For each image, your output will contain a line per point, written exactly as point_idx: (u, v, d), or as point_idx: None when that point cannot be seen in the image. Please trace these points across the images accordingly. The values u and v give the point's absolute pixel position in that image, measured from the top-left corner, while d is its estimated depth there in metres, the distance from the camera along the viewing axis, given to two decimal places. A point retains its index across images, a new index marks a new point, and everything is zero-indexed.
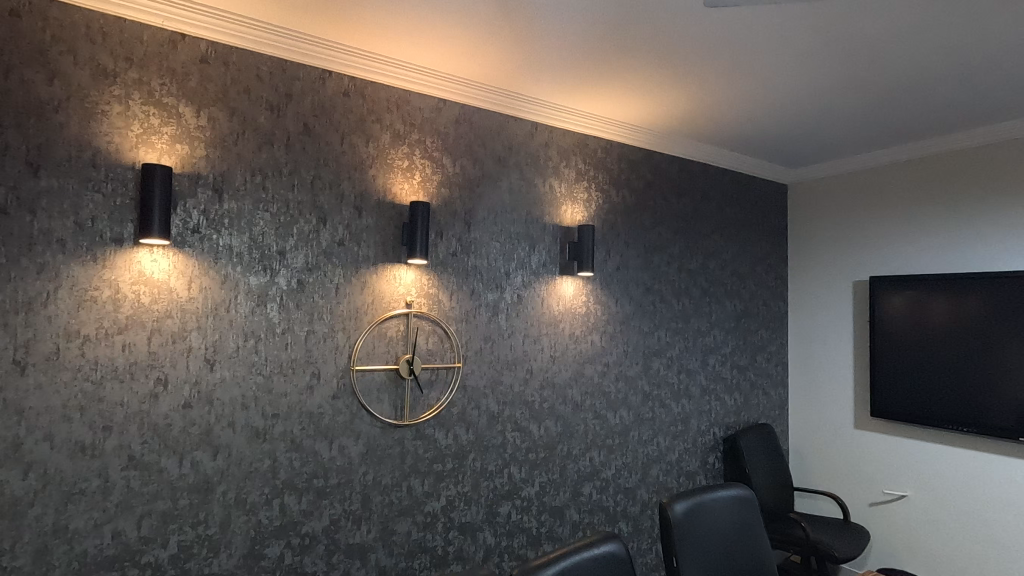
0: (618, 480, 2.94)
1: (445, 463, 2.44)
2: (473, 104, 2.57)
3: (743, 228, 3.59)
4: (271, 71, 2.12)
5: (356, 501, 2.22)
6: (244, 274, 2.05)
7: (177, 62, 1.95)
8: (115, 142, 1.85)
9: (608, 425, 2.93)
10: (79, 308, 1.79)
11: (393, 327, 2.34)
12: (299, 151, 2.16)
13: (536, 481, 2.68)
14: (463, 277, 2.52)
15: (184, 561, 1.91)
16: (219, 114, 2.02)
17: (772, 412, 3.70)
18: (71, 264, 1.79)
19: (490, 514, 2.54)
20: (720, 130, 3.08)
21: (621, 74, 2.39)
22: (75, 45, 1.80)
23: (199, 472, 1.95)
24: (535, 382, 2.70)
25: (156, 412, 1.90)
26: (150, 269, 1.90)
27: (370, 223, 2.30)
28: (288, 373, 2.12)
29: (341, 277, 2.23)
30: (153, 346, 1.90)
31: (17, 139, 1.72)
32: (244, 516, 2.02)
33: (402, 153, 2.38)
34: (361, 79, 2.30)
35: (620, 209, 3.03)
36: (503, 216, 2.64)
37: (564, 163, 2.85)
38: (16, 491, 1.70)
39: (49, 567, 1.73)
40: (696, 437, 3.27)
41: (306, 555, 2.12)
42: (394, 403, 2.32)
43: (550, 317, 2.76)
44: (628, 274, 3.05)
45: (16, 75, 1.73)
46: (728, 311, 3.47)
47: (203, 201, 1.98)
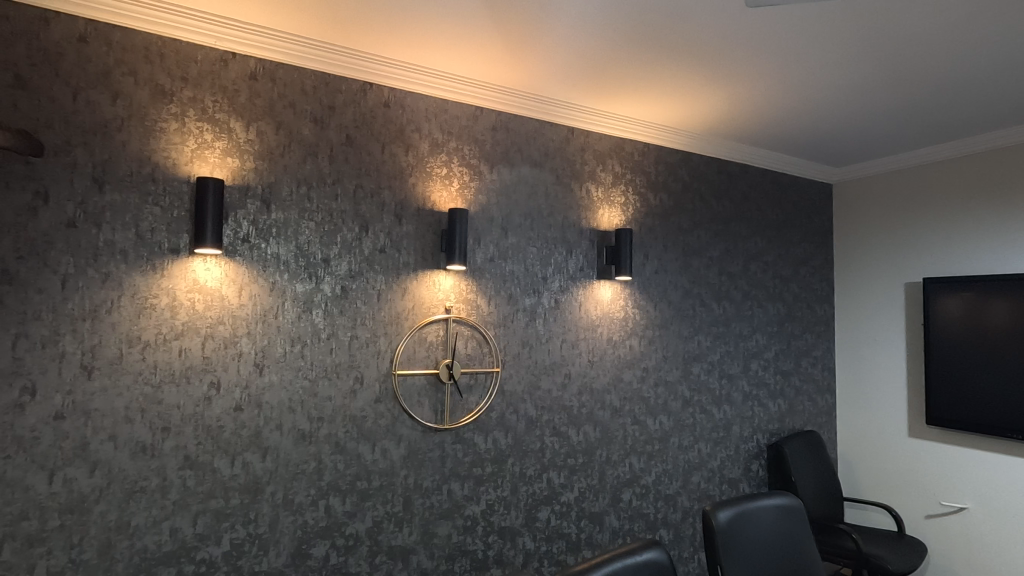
0: (658, 486, 2.90)
1: (485, 467, 2.45)
2: (510, 111, 2.60)
3: (786, 229, 3.49)
4: (315, 84, 2.19)
5: (398, 503, 2.27)
6: (291, 281, 2.12)
7: (228, 80, 2.05)
8: (172, 157, 1.95)
9: (648, 431, 2.89)
10: (140, 315, 1.90)
11: (432, 332, 2.37)
12: (342, 161, 2.23)
13: (575, 486, 2.67)
14: (501, 283, 2.54)
15: (236, 558, 1.99)
16: (267, 128, 2.10)
17: (819, 418, 3.58)
18: (133, 273, 1.89)
19: (529, 519, 2.54)
20: (762, 130, 3.01)
21: (658, 75, 2.37)
22: (136, 67, 1.91)
23: (249, 473, 2.02)
24: (573, 387, 2.70)
25: (210, 414, 1.98)
26: (204, 277, 1.99)
27: (410, 230, 2.35)
28: (333, 377, 2.18)
29: (382, 283, 2.28)
30: (206, 351, 1.99)
31: (84, 156, 1.84)
32: (291, 516, 2.08)
33: (441, 160, 2.43)
34: (400, 89, 2.35)
35: (658, 212, 3.00)
36: (539, 222, 2.65)
37: (601, 167, 2.84)
38: (84, 488, 1.80)
39: (113, 560, 1.83)
40: (739, 444, 3.19)
41: (351, 555, 2.17)
42: (434, 407, 2.36)
43: (587, 322, 2.75)
44: (667, 277, 3.01)
45: (84, 97, 1.84)
46: (771, 315, 3.38)
47: (253, 212, 2.06)
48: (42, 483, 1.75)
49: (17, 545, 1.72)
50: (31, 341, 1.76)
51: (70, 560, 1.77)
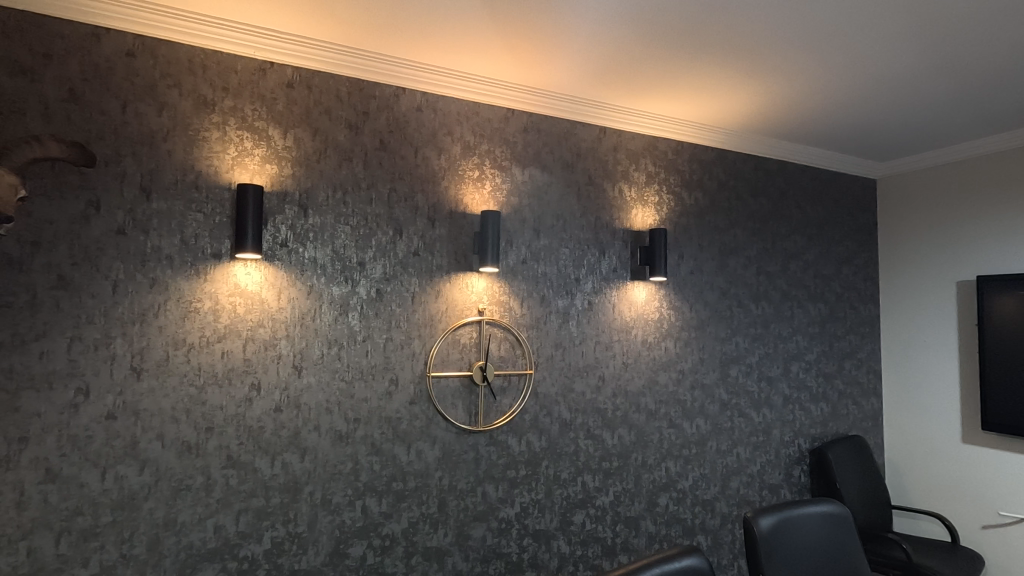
0: (696, 491, 2.84)
1: (519, 470, 2.45)
2: (542, 112, 2.59)
3: (827, 227, 3.38)
4: (349, 91, 2.23)
5: (433, 505, 2.28)
6: (328, 285, 2.16)
7: (266, 88, 2.10)
8: (214, 165, 2.01)
9: (684, 434, 2.83)
10: (185, 318, 1.96)
11: (465, 334, 2.38)
12: (376, 165, 2.26)
13: (610, 490, 2.63)
14: (533, 284, 2.53)
15: (276, 556, 2.03)
16: (304, 134, 2.15)
17: (864, 423, 3.44)
18: (178, 278, 1.95)
19: (564, 523, 2.52)
20: (802, 125, 2.92)
21: (694, 72, 2.32)
22: (180, 79, 1.98)
23: (289, 472, 2.07)
24: (607, 390, 2.67)
25: (251, 415, 2.03)
26: (244, 281, 2.04)
27: (443, 233, 2.36)
28: (369, 379, 2.20)
29: (416, 286, 2.30)
30: (247, 354, 2.04)
31: (132, 166, 1.91)
32: (329, 516, 2.11)
33: (473, 163, 2.44)
34: (432, 93, 2.37)
35: (692, 212, 2.94)
36: (572, 223, 2.63)
37: (634, 167, 2.80)
38: (134, 485, 1.87)
39: (161, 556, 1.89)
40: (780, 449, 3.10)
41: (387, 556, 2.19)
42: (468, 409, 2.36)
43: (621, 323, 2.72)
44: (703, 278, 2.95)
45: (132, 109, 1.92)
46: (812, 316, 3.27)
47: (291, 217, 2.11)
48: (95, 480, 1.83)
49: (73, 540, 1.79)
50: (84, 344, 1.84)
51: (121, 555, 1.84)
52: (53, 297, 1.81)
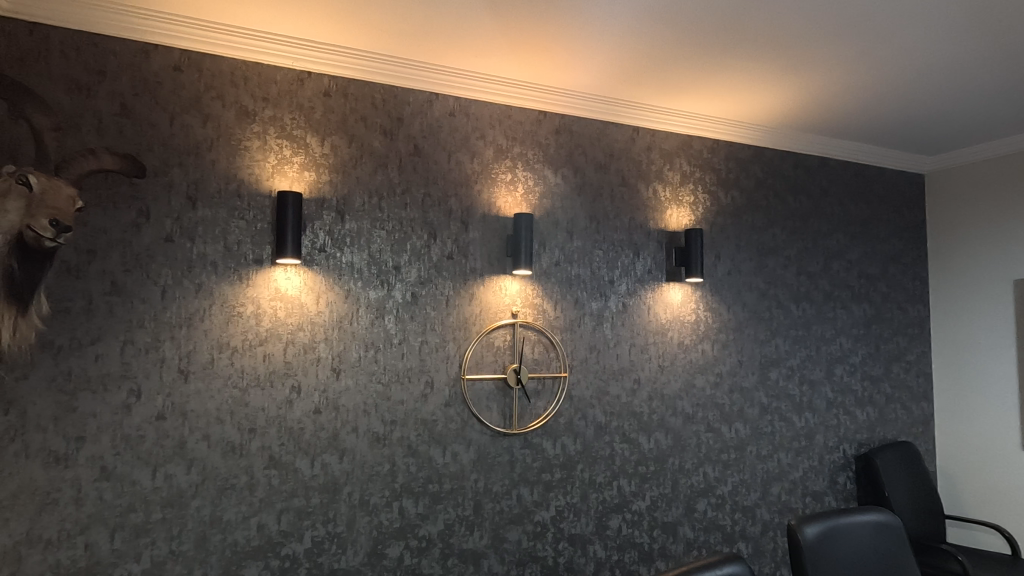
0: (736, 497, 2.77)
1: (554, 473, 2.43)
2: (574, 113, 2.57)
3: (872, 225, 3.26)
4: (384, 97, 2.26)
5: (469, 507, 2.29)
6: (364, 289, 2.19)
7: (304, 98, 2.15)
8: (255, 174, 2.07)
9: (723, 438, 2.77)
10: (228, 322, 2.02)
11: (500, 336, 2.39)
12: (411, 171, 2.29)
13: (646, 495, 2.59)
14: (567, 286, 2.52)
15: (317, 555, 2.07)
16: (340, 141, 2.19)
17: (915, 428, 3.29)
18: (222, 283, 2.02)
19: (600, 527, 2.50)
20: (846, 120, 2.83)
21: (732, 67, 2.27)
22: (223, 91, 2.05)
23: (328, 473, 2.11)
24: (643, 393, 2.63)
25: (291, 417, 2.08)
26: (285, 286, 2.09)
27: (476, 237, 2.37)
28: (405, 381, 2.23)
29: (451, 289, 2.32)
30: (288, 357, 2.09)
31: (179, 176, 1.98)
32: (367, 517, 2.14)
33: (506, 166, 2.44)
34: (465, 97, 2.39)
35: (729, 211, 2.88)
36: (605, 224, 2.61)
37: (668, 167, 2.76)
38: (182, 484, 1.94)
39: (207, 553, 1.95)
40: (824, 455, 3.00)
41: (424, 557, 2.21)
42: (503, 412, 2.37)
43: (657, 325, 2.68)
44: (741, 278, 2.88)
45: (179, 121, 1.99)
46: (856, 317, 3.16)
47: (328, 222, 2.16)
48: (147, 478, 1.90)
49: (126, 535, 1.87)
50: (136, 347, 1.91)
51: (171, 551, 1.91)
52: (107, 303, 1.89)
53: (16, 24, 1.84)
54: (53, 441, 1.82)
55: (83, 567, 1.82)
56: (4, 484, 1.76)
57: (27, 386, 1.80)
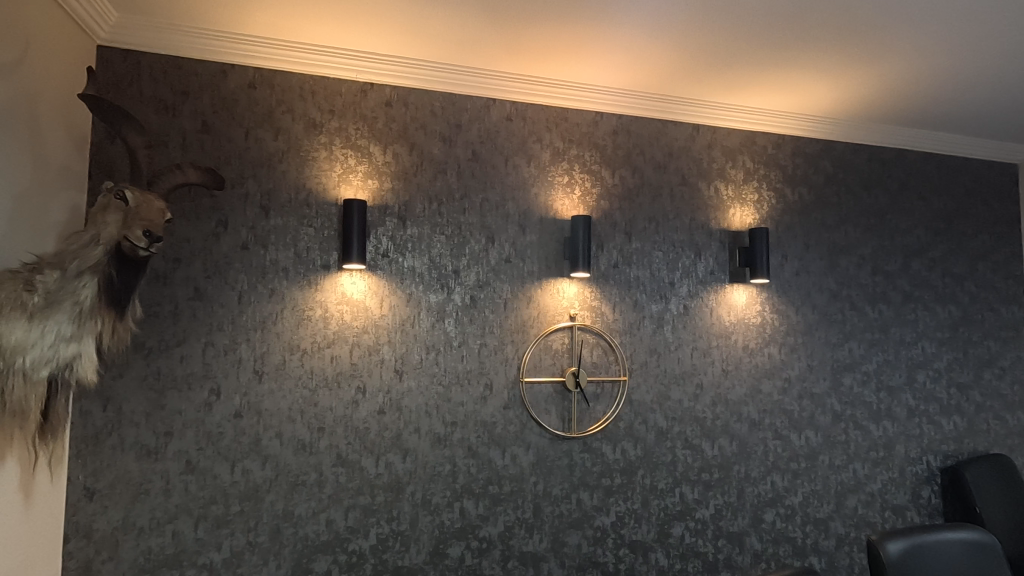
0: (807, 509, 2.64)
1: (614, 478, 2.40)
2: (632, 113, 2.54)
3: (957, 220, 3.03)
4: (442, 105, 2.31)
5: (528, 510, 2.29)
6: (425, 292, 2.24)
7: (367, 108, 2.23)
8: (323, 183, 2.16)
9: (792, 447, 2.65)
10: (299, 325, 2.11)
11: (558, 339, 2.38)
12: (469, 176, 2.32)
13: (710, 503, 2.51)
14: (626, 289, 2.48)
15: (382, 552, 2.13)
16: (402, 149, 2.25)
17: (1009, 441, 3.03)
18: (293, 288, 2.12)
19: (662, 535, 2.44)
20: (926, 108, 2.65)
21: (800, 59, 2.18)
22: (293, 105, 2.15)
23: (392, 472, 2.16)
24: (706, 398, 2.55)
25: (357, 417, 2.15)
26: (351, 290, 2.17)
27: (534, 240, 2.38)
28: (465, 384, 2.26)
29: (509, 293, 2.33)
30: (353, 359, 2.16)
31: (253, 187, 2.10)
32: (429, 516, 2.18)
33: (563, 169, 2.44)
34: (522, 102, 2.40)
35: (797, 209, 2.76)
36: (665, 225, 2.56)
37: (730, 164, 2.67)
38: (258, 479, 2.04)
39: (281, 545, 2.04)
40: (904, 466, 2.81)
41: (484, 558, 2.23)
42: (562, 415, 2.36)
43: (720, 328, 2.60)
44: (810, 279, 2.75)
45: (253, 135, 2.11)
46: (940, 319, 2.95)
47: (391, 229, 2.22)
48: (226, 472, 2.02)
49: (208, 526, 1.99)
50: (216, 349, 2.04)
51: (248, 541, 2.01)
52: (190, 308, 2.02)
53: (112, 52, 2.00)
54: (145, 436, 1.96)
55: (170, 553, 1.95)
56: (103, 474, 1.92)
57: (123, 383, 1.95)
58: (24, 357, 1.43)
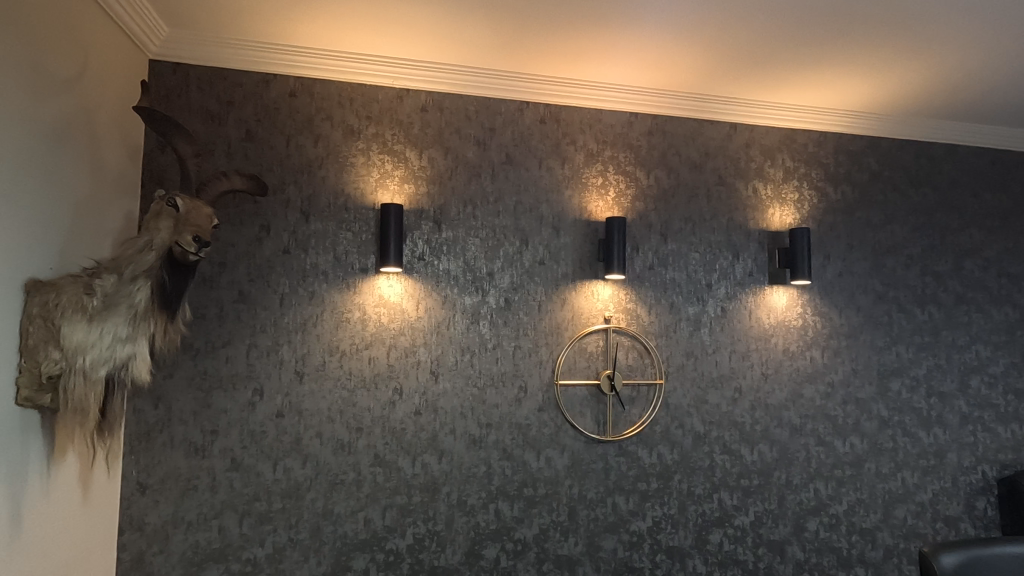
0: (852, 518, 2.55)
1: (651, 483, 2.37)
2: (667, 113, 2.52)
3: (1013, 217, 2.89)
4: (477, 109, 2.33)
5: (563, 513, 2.28)
6: (460, 295, 2.26)
7: (403, 114, 2.27)
8: (361, 188, 2.21)
9: (836, 453, 2.57)
10: (338, 327, 2.16)
11: (592, 342, 2.37)
12: (503, 179, 2.34)
13: (750, 509, 2.46)
14: (662, 291, 2.45)
15: (418, 552, 2.15)
16: (437, 154, 2.28)
17: None
18: (332, 291, 2.16)
19: (699, 541, 2.39)
20: (979, 101, 2.54)
21: (841, 54, 2.12)
22: (332, 112, 2.21)
23: (428, 473, 2.19)
24: (745, 403, 2.50)
25: (394, 418, 2.18)
26: (387, 292, 2.21)
27: (568, 242, 2.37)
28: (499, 386, 2.27)
29: (543, 295, 2.33)
30: (390, 360, 2.20)
31: (294, 193, 2.16)
32: (465, 517, 2.20)
33: (597, 170, 2.43)
34: (555, 104, 2.41)
35: (839, 208, 2.67)
36: (701, 226, 2.51)
37: (769, 163, 2.61)
38: (299, 477, 2.09)
39: (321, 542, 2.09)
40: (957, 476, 2.69)
41: (519, 560, 2.23)
42: (597, 418, 2.34)
43: (759, 331, 2.54)
44: (855, 280, 2.66)
45: (294, 142, 2.17)
46: (995, 321, 2.81)
47: (426, 232, 2.25)
48: (269, 470, 2.07)
49: (252, 522, 2.05)
50: (259, 350, 2.10)
51: (289, 538, 2.07)
52: (235, 310, 2.09)
53: (163, 65, 2.09)
54: (193, 434, 2.03)
55: (217, 548, 2.02)
56: (154, 469, 2.00)
57: (172, 383, 2.03)
58: (84, 356, 1.50)
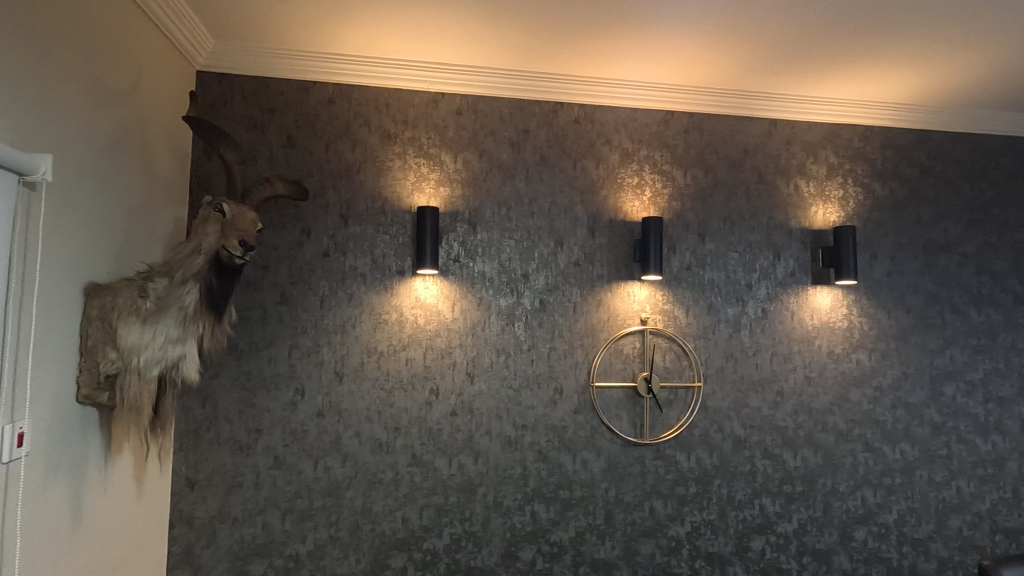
0: (903, 528, 2.45)
1: (689, 487, 2.33)
2: (705, 111, 2.47)
3: None
4: (511, 111, 2.34)
5: (600, 516, 2.26)
6: (495, 297, 2.27)
7: (439, 117, 2.29)
8: (397, 192, 2.24)
9: (885, 460, 2.47)
10: (376, 329, 2.20)
11: (629, 343, 2.34)
12: (538, 181, 2.33)
13: (793, 517, 2.38)
14: (700, 292, 2.40)
15: (455, 552, 2.17)
16: (471, 156, 2.30)
17: None
18: (370, 293, 2.20)
19: (740, 548, 2.34)
20: None
21: (889, 44, 2.04)
22: (369, 117, 2.25)
23: (464, 473, 2.20)
24: (787, 406, 2.43)
25: (431, 418, 2.20)
26: (424, 294, 2.23)
27: (603, 243, 2.36)
28: (535, 387, 2.27)
29: (578, 296, 2.32)
30: (427, 361, 2.22)
31: (334, 198, 2.20)
32: (501, 518, 2.20)
33: (632, 170, 2.40)
34: (589, 104, 2.39)
35: (887, 205, 2.57)
36: (740, 225, 2.46)
37: (812, 160, 2.53)
38: (338, 476, 2.14)
39: (360, 540, 2.12)
40: (1018, 486, 2.55)
41: (556, 562, 2.22)
42: (633, 421, 2.31)
43: (802, 332, 2.46)
44: (904, 280, 2.55)
45: (333, 147, 2.22)
46: None
47: (461, 234, 2.27)
48: (310, 468, 2.12)
49: (294, 518, 2.10)
50: (300, 350, 2.15)
51: (330, 535, 2.11)
52: (278, 311, 2.15)
53: (209, 75, 2.17)
54: (238, 432, 2.10)
55: (261, 543, 2.07)
56: (202, 466, 2.07)
57: (219, 382, 2.10)
58: (138, 357, 1.57)
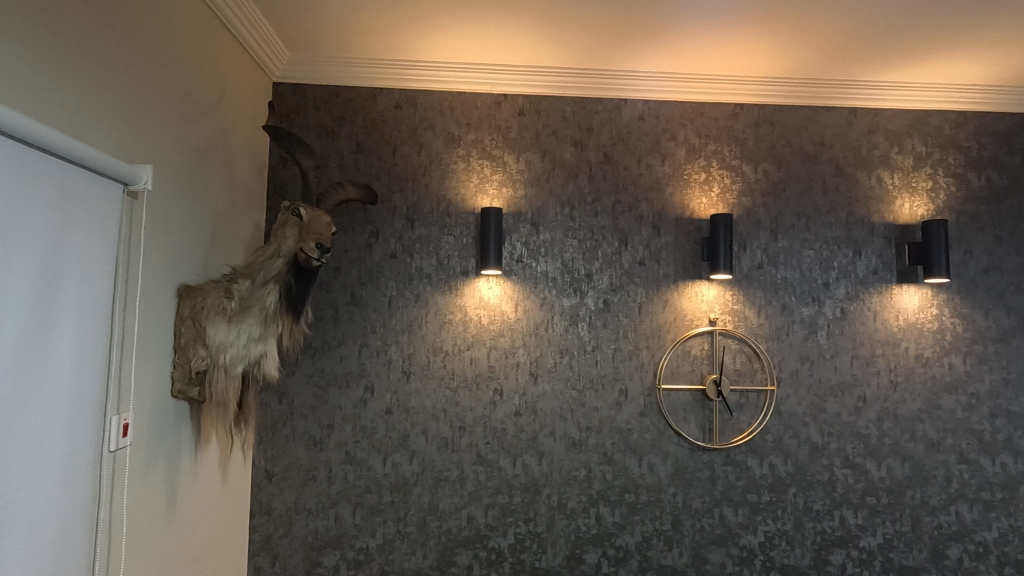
0: (1004, 548, 2.25)
1: (762, 495, 2.23)
2: (776, 102, 2.36)
3: None
4: (574, 109, 2.32)
5: (667, 522, 2.20)
6: (558, 296, 2.26)
7: (501, 119, 2.30)
8: (461, 194, 2.27)
9: (983, 474, 2.27)
10: (441, 329, 2.23)
11: (697, 344, 2.27)
12: (601, 179, 2.30)
13: (877, 530, 2.24)
14: (773, 291, 2.30)
15: (519, 552, 2.17)
16: (534, 156, 2.30)
17: None
18: (436, 293, 2.24)
19: (818, 561, 2.22)
20: None
21: (986, 23, 1.88)
22: (434, 120, 2.29)
23: (528, 473, 2.20)
24: (870, 413, 2.28)
25: (495, 418, 2.21)
26: (487, 294, 2.25)
27: (669, 241, 2.30)
28: (599, 388, 2.24)
29: (643, 295, 2.27)
30: (491, 361, 2.23)
31: (400, 200, 2.26)
32: (565, 520, 2.19)
33: (699, 166, 2.33)
34: (653, 100, 2.34)
35: (983, 197, 2.37)
36: (817, 221, 2.33)
37: (896, 150, 2.37)
38: (406, 473, 2.18)
39: (427, 537, 2.16)
40: None
41: (622, 567, 2.18)
42: (702, 425, 2.24)
43: (886, 334, 2.31)
44: (1004, 277, 2.35)
45: (399, 152, 2.27)
46: None
47: (524, 234, 2.27)
48: (379, 464, 2.18)
49: (364, 513, 2.16)
50: (370, 349, 2.22)
51: (398, 530, 2.16)
52: (348, 312, 2.22)
53: (284, 87, 2.27)
54: (312, 428, 2.18)
55: (333, 535, 2.15)
56: (279, 459, 2.17)
57: (294, 380, 2.19)
58: (225, 354, 1.66)
